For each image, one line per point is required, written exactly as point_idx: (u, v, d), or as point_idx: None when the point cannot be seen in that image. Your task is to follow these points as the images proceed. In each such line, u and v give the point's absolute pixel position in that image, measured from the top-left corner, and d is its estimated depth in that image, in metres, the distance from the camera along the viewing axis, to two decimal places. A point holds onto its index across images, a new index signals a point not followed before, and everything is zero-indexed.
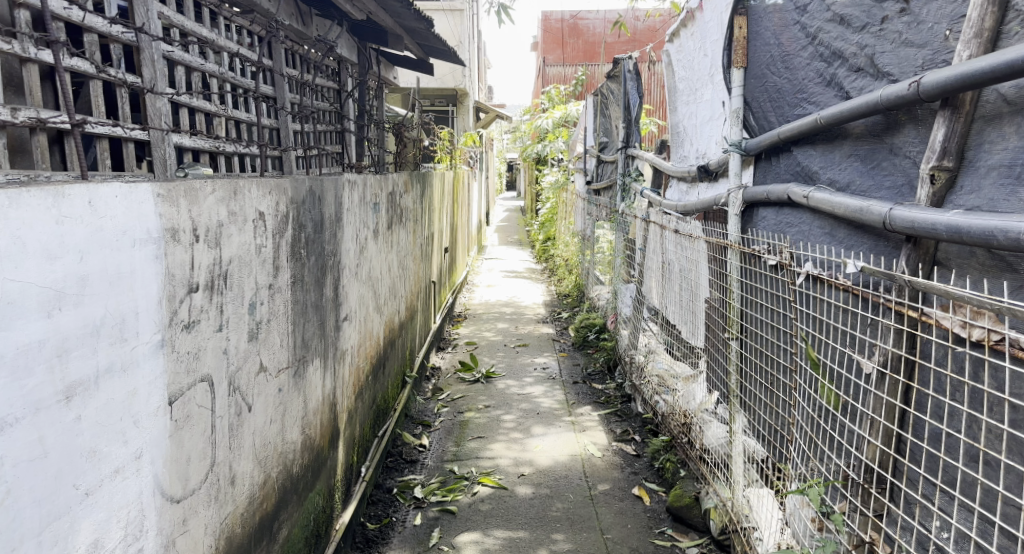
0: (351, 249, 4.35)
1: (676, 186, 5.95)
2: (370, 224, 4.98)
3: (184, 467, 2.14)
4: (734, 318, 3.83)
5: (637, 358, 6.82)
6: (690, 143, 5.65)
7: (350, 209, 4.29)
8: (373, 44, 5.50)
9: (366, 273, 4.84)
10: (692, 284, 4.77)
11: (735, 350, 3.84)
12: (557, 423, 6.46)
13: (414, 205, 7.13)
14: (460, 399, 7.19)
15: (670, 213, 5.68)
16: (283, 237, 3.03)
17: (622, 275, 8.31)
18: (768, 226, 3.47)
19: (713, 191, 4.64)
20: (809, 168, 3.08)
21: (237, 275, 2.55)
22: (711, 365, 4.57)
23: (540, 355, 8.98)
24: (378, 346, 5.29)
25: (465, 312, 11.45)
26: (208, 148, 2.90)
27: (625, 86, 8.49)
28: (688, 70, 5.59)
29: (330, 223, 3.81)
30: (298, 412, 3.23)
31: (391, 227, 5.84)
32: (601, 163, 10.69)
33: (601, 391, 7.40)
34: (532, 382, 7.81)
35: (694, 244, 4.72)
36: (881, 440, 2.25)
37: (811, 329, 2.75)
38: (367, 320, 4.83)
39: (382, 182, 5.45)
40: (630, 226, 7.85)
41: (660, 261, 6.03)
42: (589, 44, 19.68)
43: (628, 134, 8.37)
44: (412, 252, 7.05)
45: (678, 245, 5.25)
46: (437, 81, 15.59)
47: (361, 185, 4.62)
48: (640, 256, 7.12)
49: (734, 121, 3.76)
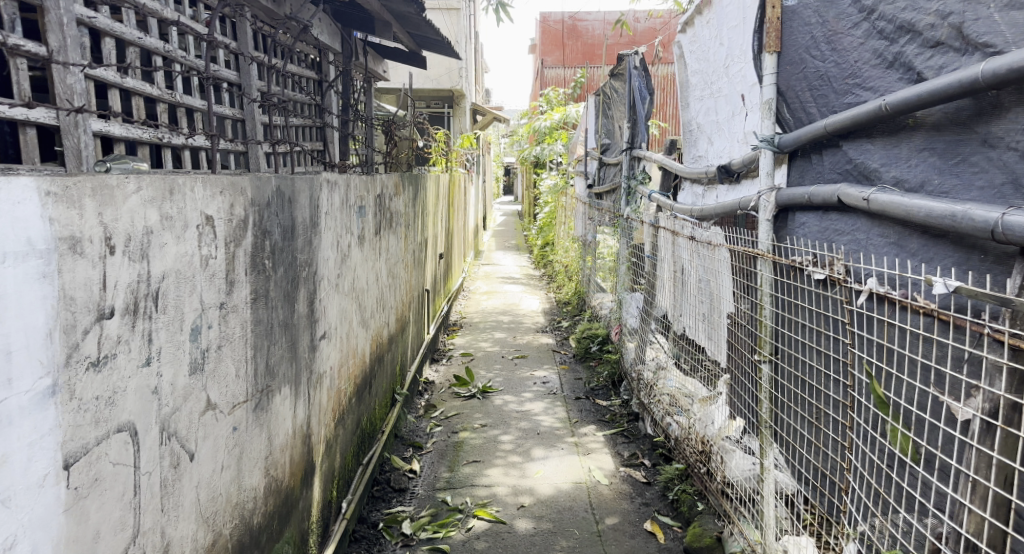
0: (330, 258, 3.87)
1: (688, 189, 5.49)
2: (355, 229, 4.50)
3: (90, 548, 1.65)
4: (766, 339, 3.38)
5: (645, 374, 6.34)
6: (705, 142, 5.18)
7: (330, 212, 3.81)
8: (358, 33, 5.03)
9: (350, 284, 4.37)
10: (712, 296, 4.31)
11: (767, 375, 3.40)
12: (560, 445, 5.97)
13: (405, 210, 6.65)
14: (454, 416, 6.71)
15: (683, 218, 5.22)
16: (240, 245, 2.55)
17: (626, 283, 7.85)
18: (809, 234, 3.01)
19: (736, 194, 4.19)
20: (865, 165, 2.62)
21: (174, 294, 2.06)
22: (734, 389, 4.11)
23: (540, 368, 8.50)
24: (364, 364, 4.81)
25: (461, 321, 10.97)
26: (146, 139, 2.44)
27: (630, 83, 8.00)
28: (703, 62, 5.12)
29: (305, 228, 3.34)
30: (259, 451, 2.75)
31: (379, 232, 5.37)
32: (602, 167, 10.20)
33: (606, 408, 6.92)
34: (531, 398, 7.32)
35: (712, 252, 4.28)
36: (989, 511, 1.77)
37: (872, 358, 2.32)
38: (350, 336, 4.35)
39: (369, 183, 4.98)
40: (637, 232, 7.37)
41: (671, 270, 5.57)
42: (589, 46, 19.20)
43: (634, 134, 7.91)
44: (403, 259, 6.57)
45: (693, 253, 4.80)
46: (433, 81, 15.16)
47: (342, 186, 4.14)
48: (648, 263, 6.65)
49: (767, 113, 3.32)
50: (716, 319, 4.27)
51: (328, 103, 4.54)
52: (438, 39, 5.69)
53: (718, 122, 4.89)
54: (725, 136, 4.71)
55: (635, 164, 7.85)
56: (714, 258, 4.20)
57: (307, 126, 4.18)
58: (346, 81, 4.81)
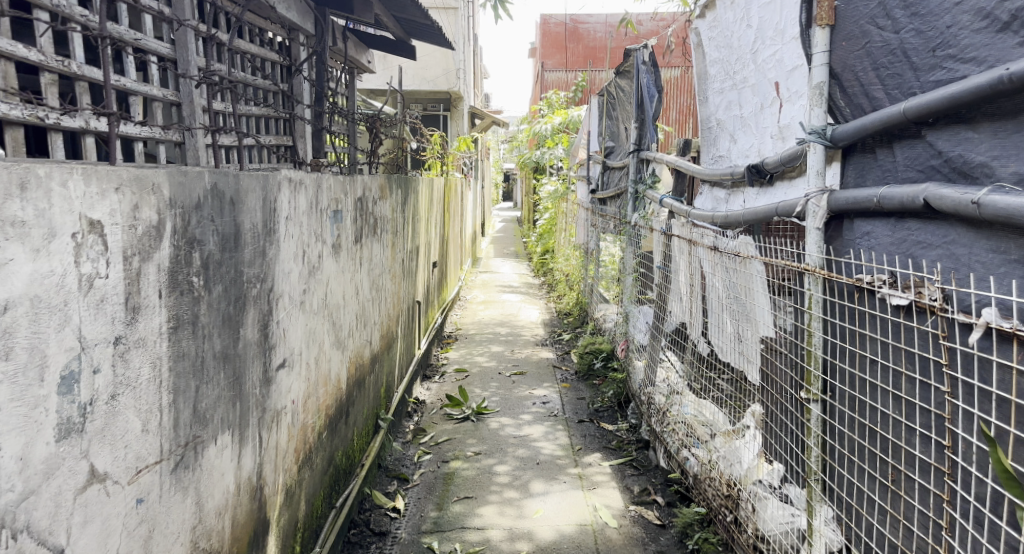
0: (294, 271, 3.28)
1: (707, 193, 4.91)
2: (328, 237, 3.91)
3: None
4: (815, 372, 2.78)
5: (655, 397, 5.75)
6: (726, 140, 4.61)
7: (293, 217, 3.23)
8: (335, 14, 4.44)
9: (321, 300, 3.78)
10: (745, 316, 3.73)
11: (815, 415, 2.79)
12: (562, 478, 5.37)
13: (393, 215, 6.07)
14: (445, 443, 6.10)
15: (703, 226, 4.65)
16: (156, 259, 1.97)
17: (633, 296, 7.26)
18: (877, 246, 2.44)
19: (770, 198, 3.63)
20: (965, 160, 2.09)
21: (28, 331, 1.48)
22: (769, 426, 3.50)
23: (540, 386, 7.89)
24: (339, 392, 4.22)
25: (456, 333, 10.38)
26: (16, 118, 1.92)
27: (638, 80, 7.39)
28: (725, 49, 4.55)
29: (258, 236, 2.77)
30: (184, 521, 2.15)
31: (360, 240, 4.78)
32: (606, 171, 9.61)
33: (612, 433, 6.32)
34: (530, 421, 6.72)
35: (742, 264, 3.71)
36: None
37: (989, 416, 1.78)
38: (320, 362, 3.74)
39: (347, 185, 4.38)
40: (645, 240, 6.77)
41: (688, 283, 5.00)
42: (590, 49, 18.59)
43: (641, 135, 7.32)
44: (390, 269, 5.99)
45: (716, 265, 4.23)
46: (430, 83, 14.62)
47: (311, 187, 3.54)
48: (659, 274, 6.07)
49: (818, 100, 2.77)
50: (751, 342, 3.67)
51: (298, 92, 3.95)
52: (428, 24, 5.09)
53: (743, 117, 4.33)
54: (752, 131, 4.14)
55: (644, 168, 7.25)
56: (745, 272, 3.63)
57: (269, 116, 3.58)
58: (321, 67, 4.21)
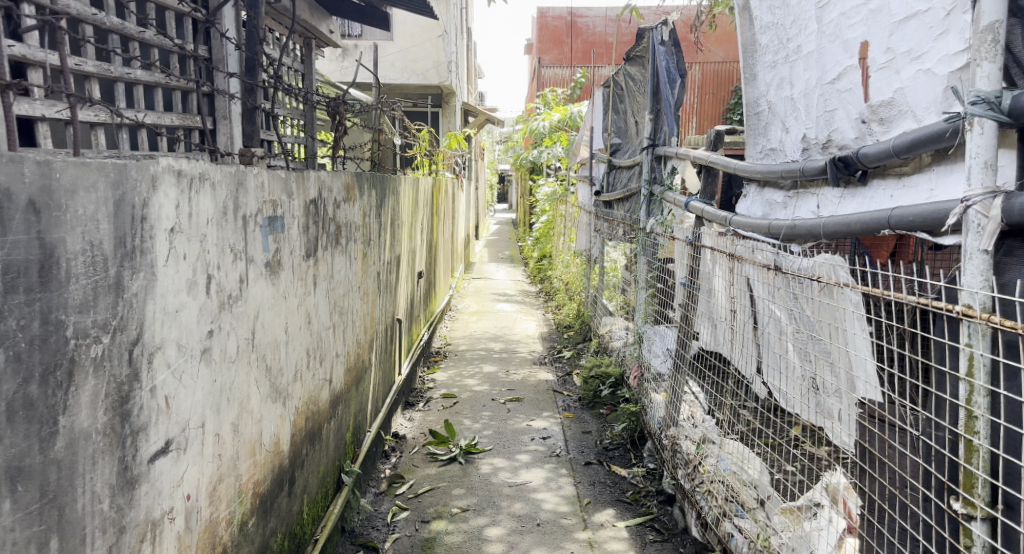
0: (190, 308, 2.25)
1: (752, 195, 3.91)
2: (258, 253, 2.88)
3: None
4: (980, 477, 1.82)
5: (680, 441, 4.76)
6: (777, 128, 3.60)
7: (186, 230, 2.20)
8: None
9: (246, 338, 2.76)
10: (838, 363, 2.76)
11: (980, 540, 1.82)
12: (568, 546, 4.36)
13: (364, 219, 5.04)
14: (426, 495, 5.06)
15: (753, 238, 3.64)
16: None
17: (646, 315, 6.24)
18: None
19: (869, 203, 2.65)
20: None
21: None
22: (868, 522, 2.53)
23: (539, 415, 6.88)
24: (280, 454, 3.22)
25: (445, 349, 9.37)
26: None
27: (654, 62, 6.34)
28: (779, 10, 3.54)
29: (106, 264, 1.76)
30: None
31: (314, 252, 3.76)
32: (612, 170, 8.59)
33: (625, 480, 5.32)
34: (527, 463, 5.69)
35: (837, 294, 2.73)
36: None
37: None
38: (242, 426, 2.73)
39: (293, 182, 3.35)
40: (664, 250, 5.74)
41: (729, 307, 4.00)
42: (588, 44, 17.58)
43: (658, 127, 6.36)
44: (360, 285, 4.96)
45: (777, 289, 3.26)
46: (419, 77, 13.62)
47: (224, 184, 2.51)
48: (683, 291, 5.07)
49: (991, 52, 1.79)
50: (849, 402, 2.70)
51: (219, 56, 2.92)
52: None
53: (798, 97, 3.32)
54: (813, 115, 3.14)
55: (659, 166, 6.25)
56: (845, 306, 2.66)
57: (163, 84, 2.56)
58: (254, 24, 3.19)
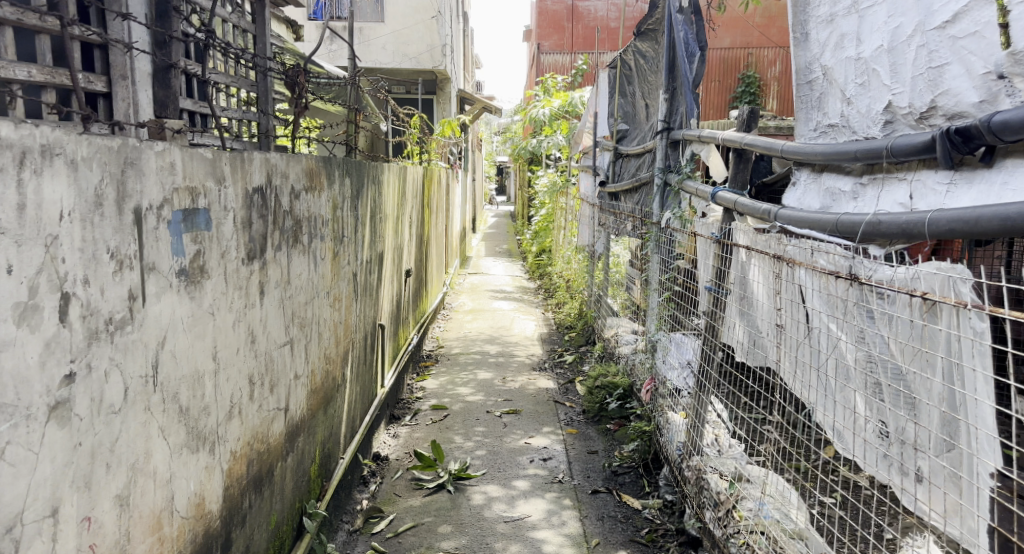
0: (21, 345, 1.53)
1: (803, 183, 3.15)
2: (165, 257, 2.16)
3: None
4: None
5: (705, 475, 4.02)
6: (837, 99, 2.79)
7: (13, 231, 1.49)
8: None
9: (142, 375, 2.02)
10: (942, 408, 2.04)
11: None
12: None
13: (334, 211, 4.29)
14: (408, 533, 4.34)
15: (809, 238, 2.87)
16: None
17: (659, 320, 5.49)
18: None
19: (1007, 190, 1.92)
20: None
21: None
22: None
23: (539, 431, 6.14)
24: (206, 514, 2.48)
25: (436, 353, 8.63)
26: None
27: (670, 34, 5.60)
28: None
29: None
30: None
31: (261, 253, 3.01)
32: (618, 159, 7.84)
33: (639, 515, 4.59)
34: (526, 492, 4.95)
35: (947, 317, 2.02)
36: None
37: None
38: (137, 495, 2.00)
39: (226, 164, 2.61)
40: (682, 247, 4.99)
41: (773, 321, 3.25)
42: (589, 30, 16.84)
43: (672, 109, 5.61)
44: (329, 289, 4.20)
45: (844, 300, 2.51)
46: (412, 61, 12.84)
47: (105, 161, 1.80)
48: (707, 296, 4.32)
49: None
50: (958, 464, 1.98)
51: None
52: None
53: (870, 58, 2.56)
54: (901, 76, 2.38)
55: (675, 152, 5.52)
56: (962, 333, 1.95)
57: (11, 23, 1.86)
58: None
